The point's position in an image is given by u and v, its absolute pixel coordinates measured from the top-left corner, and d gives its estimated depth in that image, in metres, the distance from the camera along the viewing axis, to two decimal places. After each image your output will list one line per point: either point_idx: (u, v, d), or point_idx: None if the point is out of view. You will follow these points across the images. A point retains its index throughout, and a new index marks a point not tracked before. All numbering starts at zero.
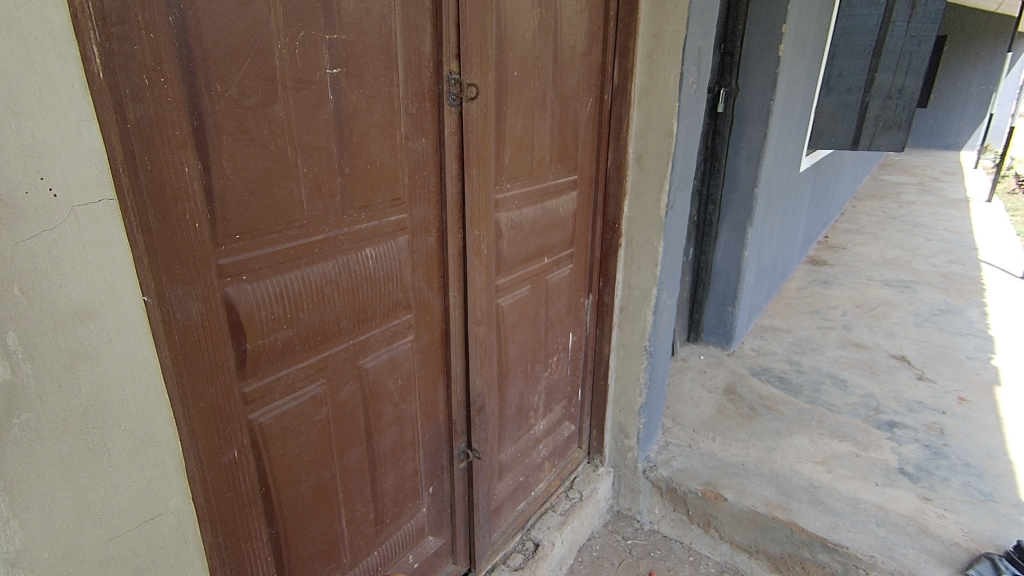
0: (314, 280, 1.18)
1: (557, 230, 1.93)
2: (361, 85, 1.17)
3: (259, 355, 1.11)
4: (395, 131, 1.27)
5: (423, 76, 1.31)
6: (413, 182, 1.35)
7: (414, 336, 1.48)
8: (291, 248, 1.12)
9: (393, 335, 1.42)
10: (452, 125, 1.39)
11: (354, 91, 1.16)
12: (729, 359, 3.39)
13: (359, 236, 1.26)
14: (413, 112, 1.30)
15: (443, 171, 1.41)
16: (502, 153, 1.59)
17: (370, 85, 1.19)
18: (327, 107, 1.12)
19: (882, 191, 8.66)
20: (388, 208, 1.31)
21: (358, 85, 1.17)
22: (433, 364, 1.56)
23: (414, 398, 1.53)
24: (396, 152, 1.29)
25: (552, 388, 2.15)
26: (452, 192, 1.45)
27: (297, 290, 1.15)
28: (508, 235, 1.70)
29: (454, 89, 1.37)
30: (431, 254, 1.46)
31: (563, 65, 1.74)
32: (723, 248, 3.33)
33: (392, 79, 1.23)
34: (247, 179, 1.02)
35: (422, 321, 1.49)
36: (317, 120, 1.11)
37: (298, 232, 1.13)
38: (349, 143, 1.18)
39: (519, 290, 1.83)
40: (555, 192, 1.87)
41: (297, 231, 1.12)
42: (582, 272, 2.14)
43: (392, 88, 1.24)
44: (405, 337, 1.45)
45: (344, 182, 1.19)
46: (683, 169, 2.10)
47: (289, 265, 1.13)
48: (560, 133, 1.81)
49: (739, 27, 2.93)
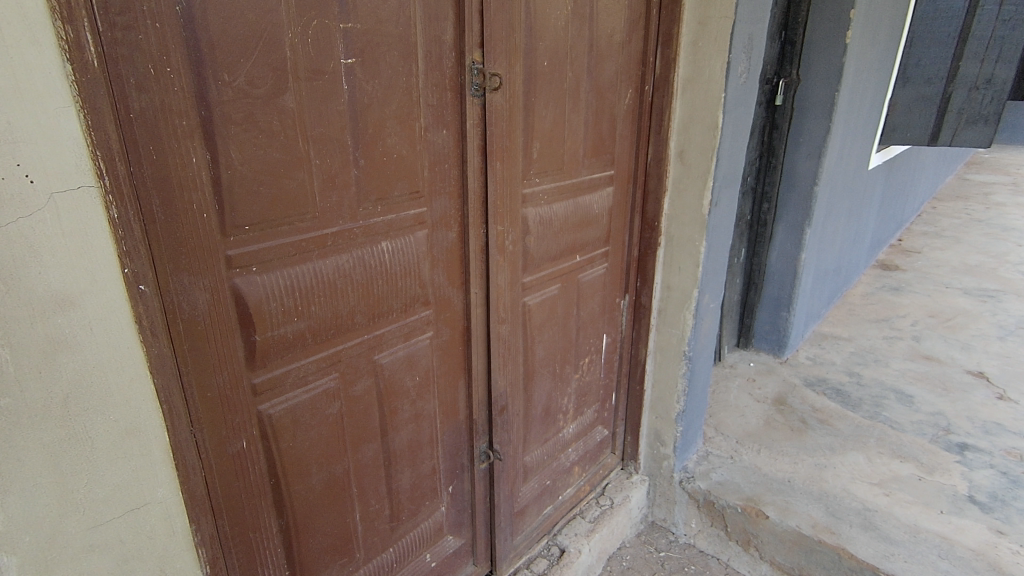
0: (327, 274, 1.17)
1: (590, 227, 1.85)
2: (378, 75, 1.15)
3: (269, 347, 1.11)
4: (414, 123, 1.25)
5: (444, 66, 1.27)
6: (433, 176, 1.32)
7: (433, 332, 1.45)
8: (303, 241, 1.11)
9: (411, 332, 1.40)
10: (476, 117, 1.35)
11: (371, 82, 1.14)
12: (782, 367, 3.20)
13: (375, 229, 1.24)
14: (433, 104, 1.27)
15: (465, 164, 1.37)
16: (530, 147, 1.54)
17: (387, 76, 1.16)
18: (341, 98, 1.10)
19: (968, 191, 7.98)
20: (405, 202, 1.28)
21: (376, 75, 1.15)
22: (453, 362, 1.53)
23: (433, 396, 1.50)
24: (415, 145, 1.26)
25: (583, 391, 2.08)
26: (475, 186, 1.41)
27: (308, 283, 1.14)
28: (536, 231, 1.65)
29: (477, 80, 1.33)
30: (451, 249, 1.42)
31: (599, 55, 1.66)
32: (778, 249, 3.14)
33: (411, 70, 1.21)
34: (256, 170, 1.01)
35: (441, 318, 1.46)
36: (330, 111, 1.10)
37: (310, 225, 1.12)
38: (365, 135, 1.16)
39: (548, 289, 1.77)
40: (589, 188, 1.80)
41: (309, 224, 1.12)
42: (617, 272, 2.06)
43: (411, 78, 1.21)
44: (423, 334, 1.43)
45: (359, 175, 1.18)
46: (730, 164, 1.98)
47: (300, 258, 1.12)
48: (594, 126, 1.73)
49: (802, 13, 2.74)
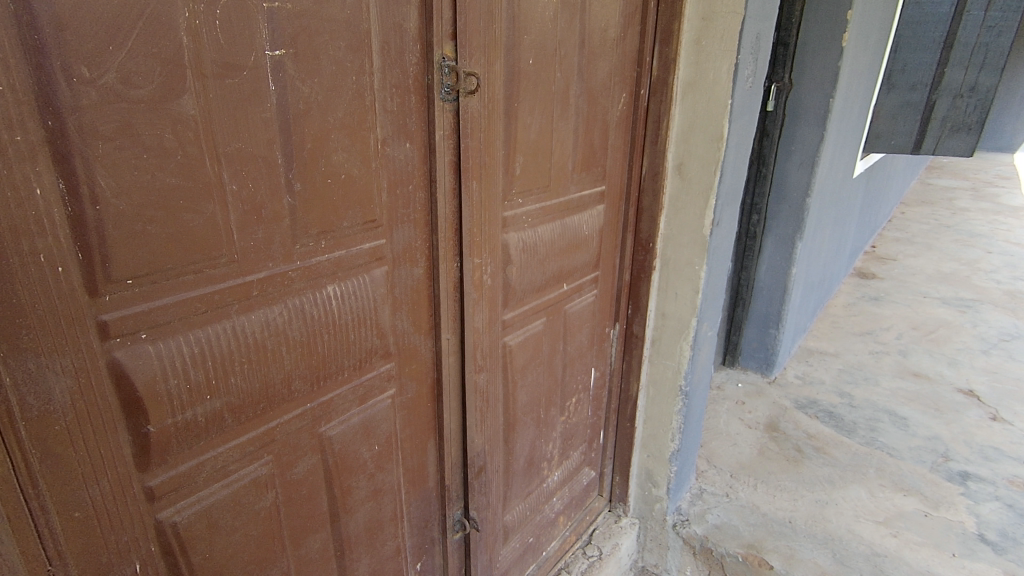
0: (254, 333, 0.89)
1: (579, 252, 1.61)
2: (319, 73, 0.87)
3: (170, 438, 0.82)
4: (369, 135, 0.97)
5: (407, 62, 1.00)
6: (393, 201, 1.05)
7: (395, 390, 1.18)
8: (218, 292, 0.83)
9: (367, 392, 1.12)
10: (448, 127, 1.08)
11: (308, 82, 0.86)
12: (771, 388, 3.03)
13: (317, 271, 0.96)
14: (393, 110, 1.00)
15: (434, 184, 1.10)
16: (512, 162, 1.28)
17: (330, 73, 0.89)
18: (266, 102, 0.82)
19: (932, 196, 8.09)
20: (359, 235, 1.01)
21: (315, 72, 0.87)
22: (421, 422, 1.26)
23: (397, 464, 1.23)
24: (369, 163, 0.99)
25: (569, 433, 1.84)
26: (446, 212, 1.14)
27: (225, 347, 0.86)
28: (519, 260, 1.39)
29: (449, 80, 1.05)
30: (417, 287, 1.16)
31: (591, 53, 1.42)
32: (767, 263, 2.96)
33: (363, 67, 0.93)
34: (143, 202, 0.72)
35: (406, 373, 1.19)
36: (252, 119, 0.81)
37: (226, 271, 0.83)
38: (302, 151, 0.88)
39: (531, 325, 1.52)
40: (578, 207, 1.56)
41: (225, 270, 0.83)
42: (607, 299, 1.83)
43: (362, 77, 0.94)
44: (383, 393, 1.16)
45: (295, 204, 0.90)
46: (732, 179, 1.77)
47: (213, 314, 0.83)
48: (585, 136, 1.49)
49: (795, 13, 2.55)
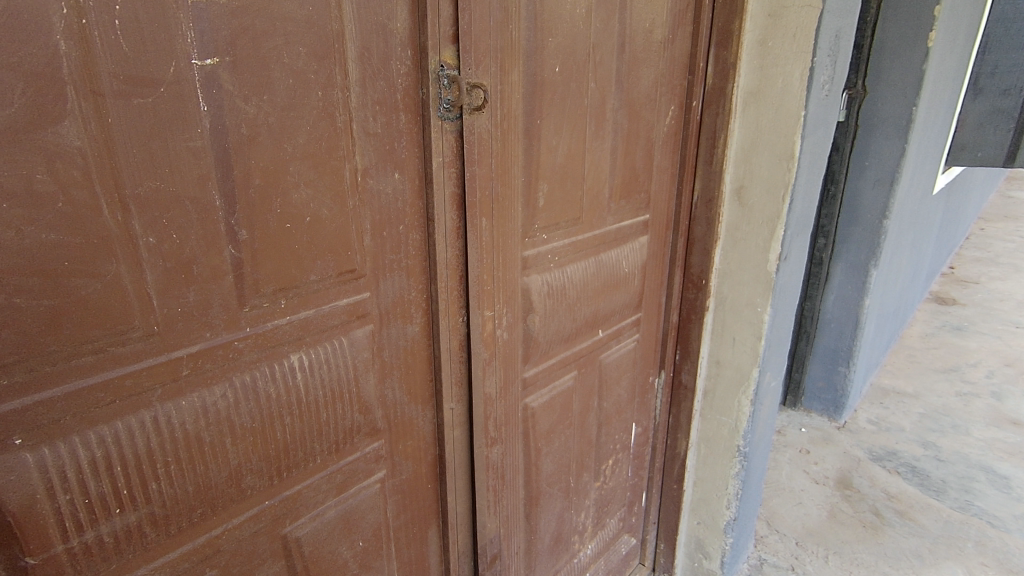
0: (185, 423, 0.69)
1: (616, 293, 1.37)
2: (270, 89, 0.67)
3: (65, 568, 0.62)
4: (342, 166, 0.76)
5: (394, 73, 0.78)
6: (379, 246, 0.84)
7: (386, 473, 0.96)
8: (130, 375, 0.63)
9: (348, 479, 0.90)
10: (448, 153, 0.86)
11: (254, 99, 0.66)
12: (840, 434, 2.67)
13: (274, 338, 0.75)
14: (376, 132, 0.79)
15: (431, 223, 0.88)
16: (535, 191, 1.06)
17: (286, 88, 0.68)
18: (195, 127, 0.62)
19: (1016, 210, 7.37)
20: (333, 289, 0.80)
21: (265, 87, 0.66)
22: (419, 507, 1.04)
23: (388, 561, 1.01)
24: (345, 201, 0.78)
25: (605, 500, 1.59)
26: (448, 256, 0.92)
27: (143, 445, 0.66)
28: (543, 308, 1.16)
29: (448, 94, 0.83)
30: (411, 349, 0.94)
31: (632, 59, 1.18)
32: (835, 293, 2.62)
33: (333, 80, 0.72)
34: (8, 266, 0.53)
35: (400, 452, 0.97)
36: (175, 150, 0.61)
37: (141, 347, 0.63)
38: (248, 188, 0.68)
39: (559, 382, 1.28)
40: (616, 240, 1.32)
41: (141, 346, 0.63)
42: (650, 344, 1.58)
43: (332, 91, 0.72)
44: (370, 478, 0.94)
45: (240, 256, 0.69)
46: (804, 205, 1.49)
47: (123, 404, 0.63)
48: (625, 157, 1.26)
49: (871, 11, 2.25)
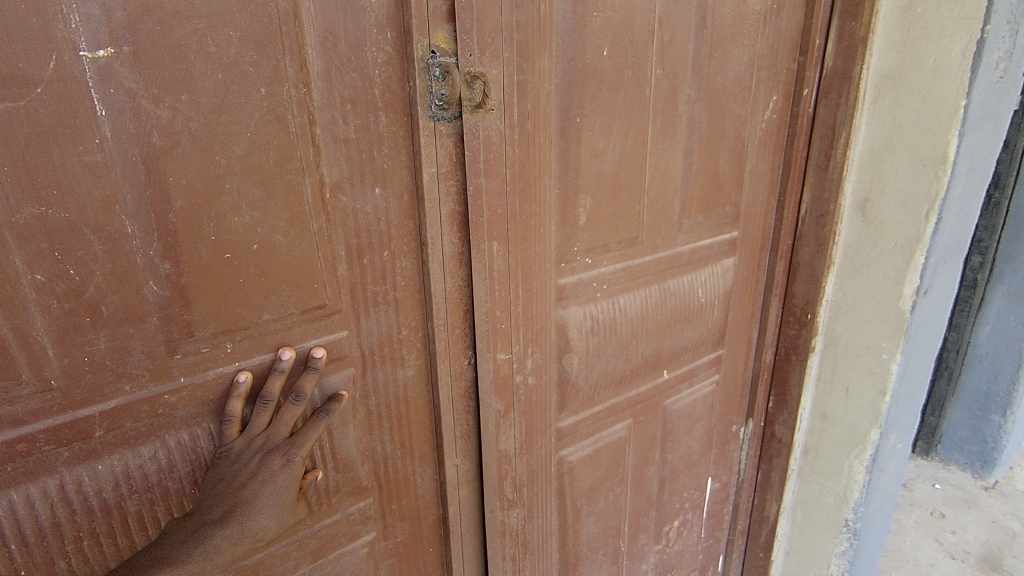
0: (102, 492, 0.58)
1: (688, 328, 1.11)
2: (193, 87, 0.53)
3: None
4: (298, 179, 0.61)
5: (368, 61, 0.62)
6: (358, 275, 0.68)
7: (377, 536, 0.81)
8: (21, 440, 0.52)
9: (326, 545, 0.76)
10: (445, 162, 0.69)
11: (169, 100, 0.53)
12: (989, 498, 2.14)
13: (219, 390, 0.62)
14: (347, 137, 0.63)
15: (426, 248, 0.71)
16: (574, 205, 0.85)
17: (214, 85, 0.54)
18: (90, 137, 0.50)
19: None
20: (298, 326, 0.65)
21: (184, 83, 0.53)
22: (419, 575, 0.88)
23: None
24: (307, 223, 0.63)
25: (668, 565, 1.34)
26: (447, 287, 0.74)
27: (47, 517, 0.55)
28: (584, 346, 0.95)
29: (440, 88, 0.65)
30: (404, 398, 0.77)
31: (719, 36, 0.92)
32: (992, 324, 2.10)
33: (281, 72, 0.57)
34: None
35: (394, 514, 0.82)
36: (61, 165, 0.49)
37: (34, 406, 0.52)
38: (170, 209, 0.55)
39: (607, 433, 1.07)
40: (691, 264, 1.07)
41: (35, 405, 0.52)
42: (735, 386, 1.31)
43: (279, 87, 0.58)
44: (355, 543, 0.79)
45: (165, 293, 0.56)
46: (957, 223, 1.12)
47: (16, 472, 0.53)
48: (705, 162, 1.00)
49: None
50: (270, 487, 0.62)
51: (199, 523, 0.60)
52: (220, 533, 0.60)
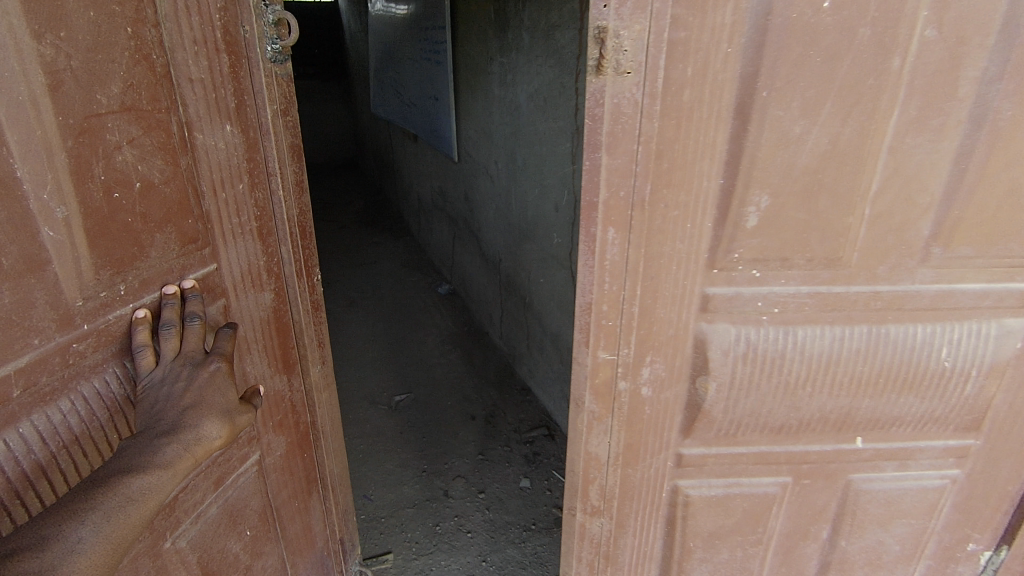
0: (22, 446, 0.67)
1: (908, 396, 0.81)
2: (68, 25, 0.64)
3: None
4: (167, 121, 0.76)
5: (208, 4, 0.77)
6: (222, 208, 0.85)
7: (260, 454, 1.03)
8: None
9: (225, 472, 0.95)
10: (278, 99, 0.90)
11: (51, 36, 0.63)
12: None
13: (119, 331, 0.75)
14: (199, 77, 0.78)
15: (273, 180, 0.92)
16: (746, 204, 0.67)
17: (89, 22, 0.66)
18: None
19: None
20: (179, 262, 0.80)
21: (61, 15, 0.63)
22: (294, 477, 1.14)
23: (274, 536, 1.11)
24: (178, 160, 0.78)
25: None
26: (289, 210, 0.96)
27: None
28: (732, 377, 0.77)
29: (272, 34, 0.86)
30: (267, 320, 0.98)
31: None
32: None
33: (141, 14, 0.71)
34: None
35: (268, 429, 1.04)
36: None
37: None
38: (61, 152, 0.65)
39: (750, 482, 0.88)
40: (942, 312, 0.76)
41: None
42: (985, 496, 0.92)
43: (140, 25, 0.71)
44: (245, 463, 0.99)
45: (62, 238, 0.67)
46: None
47: None
48: (992, 175, 0.68)
49: None
50: (215, 386, 0.76)
51: (155, 433, 0.70)
52: (176, 436, 0.71)
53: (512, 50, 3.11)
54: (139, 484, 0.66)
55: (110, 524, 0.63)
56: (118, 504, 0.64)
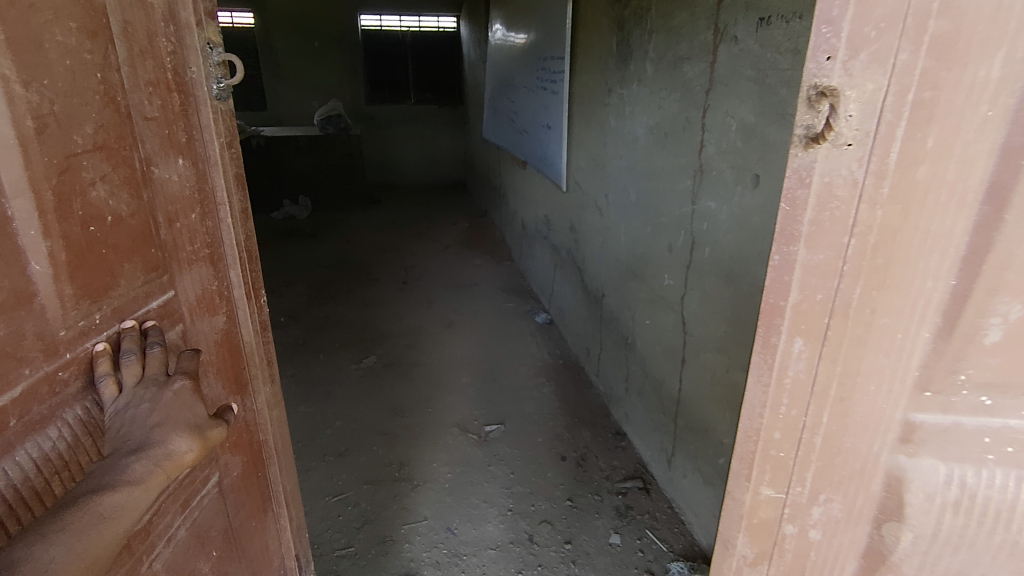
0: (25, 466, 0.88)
1: None
2: (49, 75, 0.87)
3: None
4: (131, 159, 1.02)
5: (161, 49, 1.05)
6: (176, 236, 1.13)
7: (218, 468, 1.30)
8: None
9: (189, 495, 1.21)
10: (223, 135, 1.21)
11: (35, 84, 0.85)
12: None
13: (88, 362, 0.98)
14: (154, 115, 1.05)
15: (221, 208, 1.23)
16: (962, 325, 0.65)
17: (65, 69, 0.89)
18: None
19: None
20: (143, 289, 1.07)
21: (42, 66, 0.85)
22: (250, 487, 1.44)
23: (234, 540, 1.40)
24: (140, 195, 1.04)
25: None
26: (235, 237, 1.28)
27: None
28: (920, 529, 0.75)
29: (218, 74, 1.17)
30: (219, 339, 1.27)
31: None
32: None
33: (107, 62, 0.96)
34: None
35: (225, 453, 1.32)
36: None
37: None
38: (46, 189, 0.88)
39: None
40: None
41: None
42: None
43: (108, 73, 0.96)
44: (207, 483, 1.27)
45: (46, 270, 0.89)
46: None
47: None
48: None
49: None
50: (176, 403, 1.02)
51: (128, 450, 0.95)
52: (146, 453, 0.94)
53: (633, 81, 3.00)
54: (111, 503, 0.88)
55: (86, 537, 0.84)
56: (93, 522, 0.85)
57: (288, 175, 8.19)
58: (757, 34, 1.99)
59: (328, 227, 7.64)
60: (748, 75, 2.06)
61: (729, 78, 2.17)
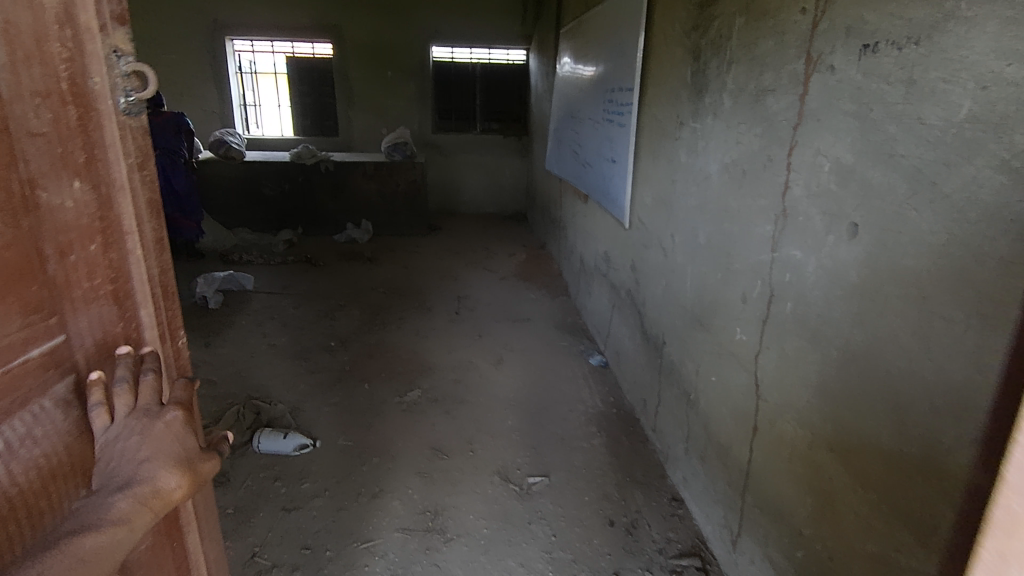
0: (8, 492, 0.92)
1: None
2: None
3: None
4: (9, 181, 0.89)
5: (53, 58, 0.92)
6: (68, 270, 1.01)
7: None
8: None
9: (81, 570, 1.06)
10: (131, 157, 1.10)
11: None
12: None
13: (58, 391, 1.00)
14: (42, 133, 0.93)
15: (127, 236, 1.12)
16: None
17: None
18: None
19: None
20: (21, 334, 0.95)
21: None
22: (161, 551, 1.29)
23: None
24: (20, 223, 0.92)
25: None
26: (142, 270, 1.16)
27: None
28: None
29: (127, 88, 1.06)
30: None
31: None
32: None
33: None
34: None
35: None
36: None
37: None
38: None
39: None
40: None
41: None
42: None
43: None
44: None
45: None
46: None
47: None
48: None
49: None
50: (167, 435, 1.07)
51: (115, 486, 1.00)
52: (131, 490, 0.99)
53: (707, 115, 2.76)
54: (91, 546, 0.93)
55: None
56: (70, 565, 0.90)
57: (354, 200, 8.36)
58: (860, 63, 1.72)
59: (388, 253, 7.70)
60: (846, 108, 1.78)
61: (822, 112, 1.90)
